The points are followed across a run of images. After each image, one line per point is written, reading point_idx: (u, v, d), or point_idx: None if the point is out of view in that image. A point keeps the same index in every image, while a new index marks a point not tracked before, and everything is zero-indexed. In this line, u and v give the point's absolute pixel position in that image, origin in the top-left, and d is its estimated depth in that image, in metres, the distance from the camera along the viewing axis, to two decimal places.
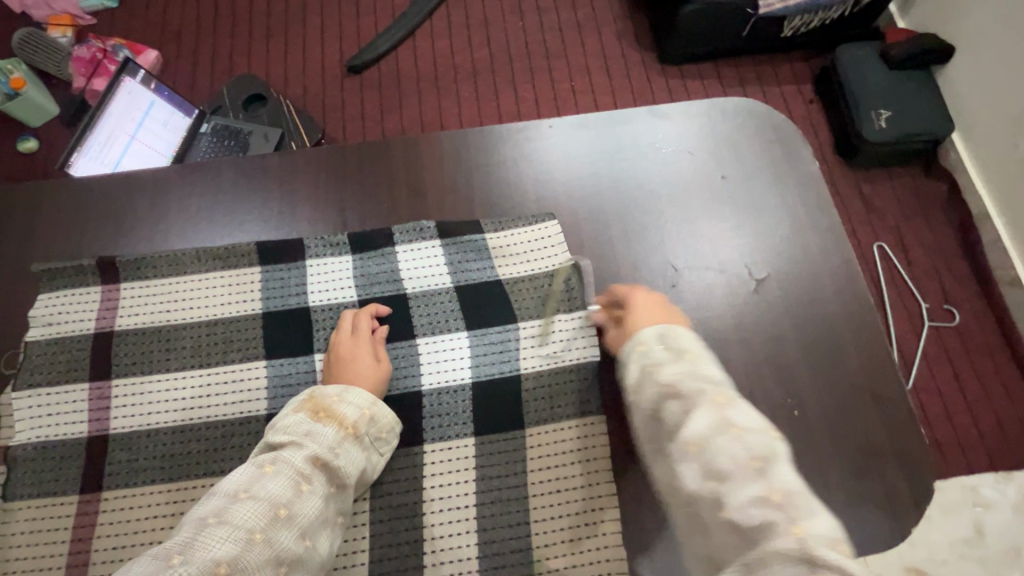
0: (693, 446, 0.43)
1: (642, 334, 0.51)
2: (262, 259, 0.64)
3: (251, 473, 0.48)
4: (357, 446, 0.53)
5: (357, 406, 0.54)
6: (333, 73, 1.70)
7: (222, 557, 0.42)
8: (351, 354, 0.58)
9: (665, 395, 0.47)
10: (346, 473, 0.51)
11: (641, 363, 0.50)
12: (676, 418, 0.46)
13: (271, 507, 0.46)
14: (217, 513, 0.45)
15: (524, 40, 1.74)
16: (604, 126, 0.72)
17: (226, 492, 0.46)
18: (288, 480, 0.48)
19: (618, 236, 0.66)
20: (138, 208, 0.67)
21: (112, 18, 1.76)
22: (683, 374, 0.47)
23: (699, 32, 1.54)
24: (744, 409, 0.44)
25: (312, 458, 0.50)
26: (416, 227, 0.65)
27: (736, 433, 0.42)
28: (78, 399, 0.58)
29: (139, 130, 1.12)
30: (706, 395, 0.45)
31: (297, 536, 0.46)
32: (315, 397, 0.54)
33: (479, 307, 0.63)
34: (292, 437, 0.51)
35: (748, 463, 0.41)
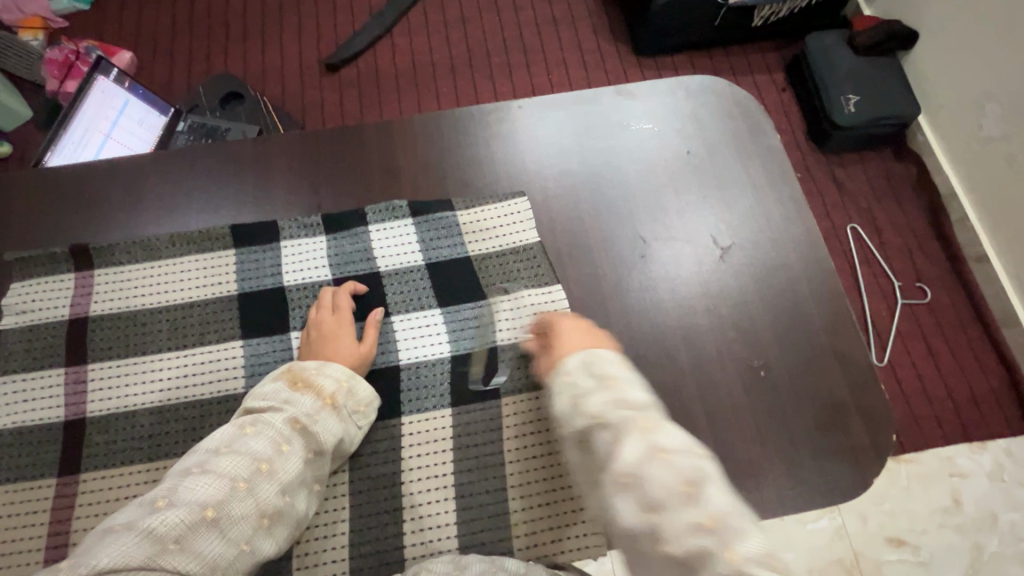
0: (627, 482, 0.40)
1: (567, 363, 0.49)
2: (237, 243, 0.64)
3: (233, 432, 0.49)
4: (334, 415, 0.53)
5: (335, 379, 0.55)
6: (311, 72, 1.70)
7: (204, 504, 0.44)
8: (333, 335, 0.58)
9: (595, 426, 0.44)
10: (323, 440, 0.52)
11: (565, 396, 0.47)
12: (608, 449, 0.42)
13: (253, 460, 0.47)
14: (202, 464, 0.46)
15: (500, 35, 1.75)
16: (573, 106, 0.73)
17: (210, 448, 0.48)
18: (269, 439, 0.49)
19: (587, 213, 0.67)
20: (111, 197, 0.67)
21: (85, 21, 1.75)
22: (609, 403, 0.44)
23: (671, 23, 1.57)
24: (669, 432, 0.41)
25: (291, 421, 0.51)
26: (389, 207, 0.66)
27: (665, 458, 0.40)
28: (54, 384, 0.58)
29: (114, 129, 1.13)
30: (632, 423, 0.42)
31: (277, 490, 0.48)
32: (296, 369, 0.55)
33: (452, 283, 0.64)
34: (272, 402, 0.52)
35: (681, 491, 0.38)
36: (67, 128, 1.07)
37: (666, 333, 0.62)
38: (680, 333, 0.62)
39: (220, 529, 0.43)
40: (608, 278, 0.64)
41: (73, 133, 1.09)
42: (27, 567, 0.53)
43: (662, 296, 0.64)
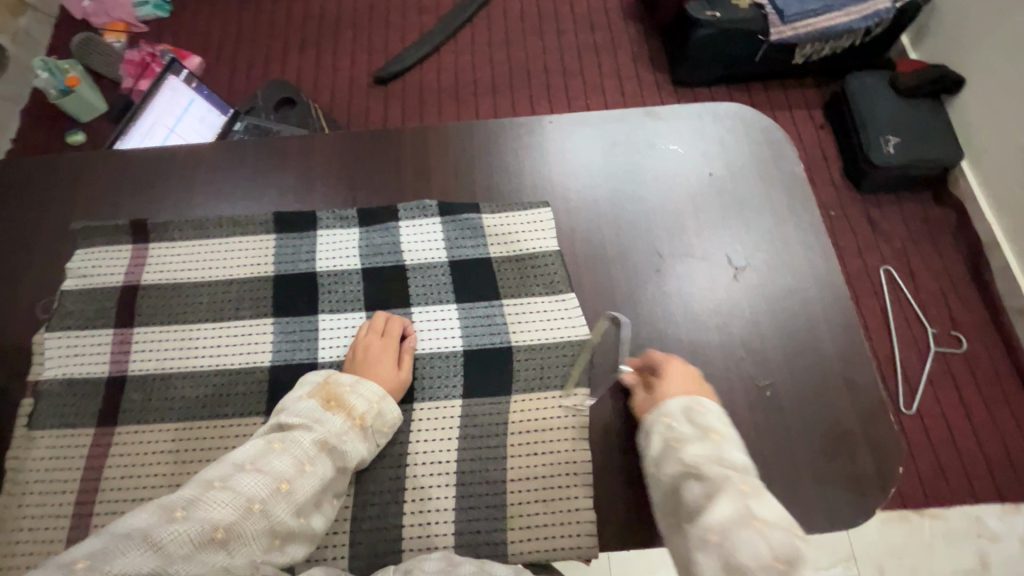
0: (712, 536, 0.42)
1: (667, 407, 0.53)
2: (278, 229, 0.69)
3: (261, 446, 0.52)
4: (363, 435, 0.56)
5: (369, 401, 0.57)
6: (361, 82, 1.83)
7: (251, 502, 0.47)
8: (376, 359, 0.59)
9: (687, 475, 0.47)
10: (349, 458, 0.54)
11: (655, 452, 0.51)
12: (697, 502, 0.45)
13: (298, 461, 0.51)
14: (253, 462, 0.50)
15: (542, 59, 1.86)
16: (603, 124, 0.76)
17: (236, 462, 0.50)
18: (294, 458, 0.51)
19: (608, 225, 0.70)
20: (170, 179, 0.74)
21: (163, 28, 1.93)
22: (707, 457, 0.48)
23: (711, 56, 1.61)
24: (767, 502, 0.43)
25: (319, 442, 0.53)
26: (420, 206, 0.69)
27: (758, 526, 0.41)
28: (102, 343, 0.64)
29: (178, 125, 1.24)
30: (731, 483, 0.45)
31: (292, 511, 0.49)
32: (331, 387, 0.57)
33: (473, 281, 0.66)
34: (303, 416, 0.54)
35: (770, 564, 0.39)
36: (137, 122, 1.20)
37: (673, 346, 0.63)
38: (689, 348, 0.63)
39: (229, 549, 0.44)
40: (623, 288, 0.66)
41: (143, 123, 1.22)
42: (59, 507, 0.57)
43: (674, 309, 0.65)
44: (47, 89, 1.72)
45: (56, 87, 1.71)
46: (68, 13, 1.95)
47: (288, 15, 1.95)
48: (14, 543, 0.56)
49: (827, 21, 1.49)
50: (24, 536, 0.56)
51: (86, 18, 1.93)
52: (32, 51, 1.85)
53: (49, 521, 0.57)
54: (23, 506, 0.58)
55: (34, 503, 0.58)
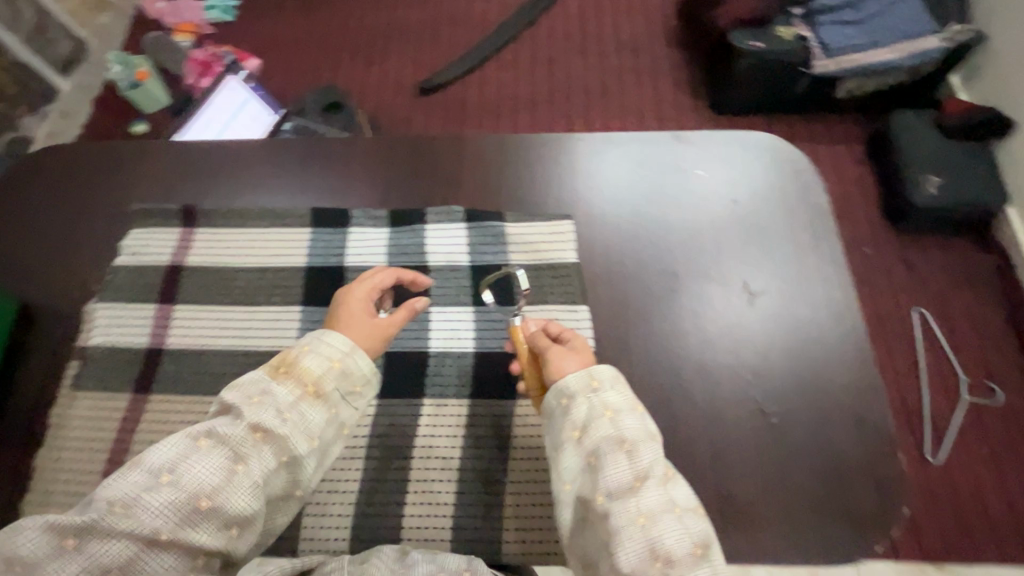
0: (641, 519, 0.46)
1: (599, 373, 0.54)
2: (313, 223, 0.73)
3: (185, 446, 0.48)
4: (319, 405, 0.53)
5: (328, 359, 0.55)
6: (406, 92, 1.92)
7: (162, 525, 0.44)
8: (350, 319, 0.59)
9: (615, 450, 0.50)
10: (292, 444, 0.51)
11: (569, 421, 0.52)
12: (626, 483, 0.48)
13: (228, 460, 0.48)
14: (171, 471, 0.46)
15: (582, 79, 1.92)
16: (631, 143, 0.78)
17: (151, 472, 0.46)
18: (219, 463, 0.47)
19: (627, 241, 0.71)
20: (220, 170, 0.79)
21: (227, 31, 2.09)
22: (633, 432, 0.51)
23: (751, 85, 1.62)
24: (683, 489, 0.49)
25: (252, 431, 0.49)
26: (447, 211, 0.72)
27: (678, 513, 0.47)
28: (145, 316, 0.69)
29: (231, 121, 1.38)
30: (658, 470, 0.49)
31: (218, 525, 0.46)
32: (286, 354, 0.55)
33: (491, 287, 0.68)
34: (240, 398, 0.51)
35: (692, 549, 0.45)
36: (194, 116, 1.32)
37: (680, 364, 0.64)
38: (698, 368, 0.64)
39: None
40: (637, 304, 0.67)
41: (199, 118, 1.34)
42: (92, 463, 0.62)
43: (686, 329, 0.66)
44: (119, 82, 1.87)
45: (127, 80, 1.88)
46: (143, 12, 2.11)
47: (343, 26, 2.08)
48: (49, 498, 0.60)
49: (874, 56, 1.48)
50: (58, 492, 0.61)
51: (158, 18, 2.09)
52: (107, 43, 2.02)
53: (81, 475, 0.61)
54: (60, 459, 0.62)
55: (69, 458, 0.62)
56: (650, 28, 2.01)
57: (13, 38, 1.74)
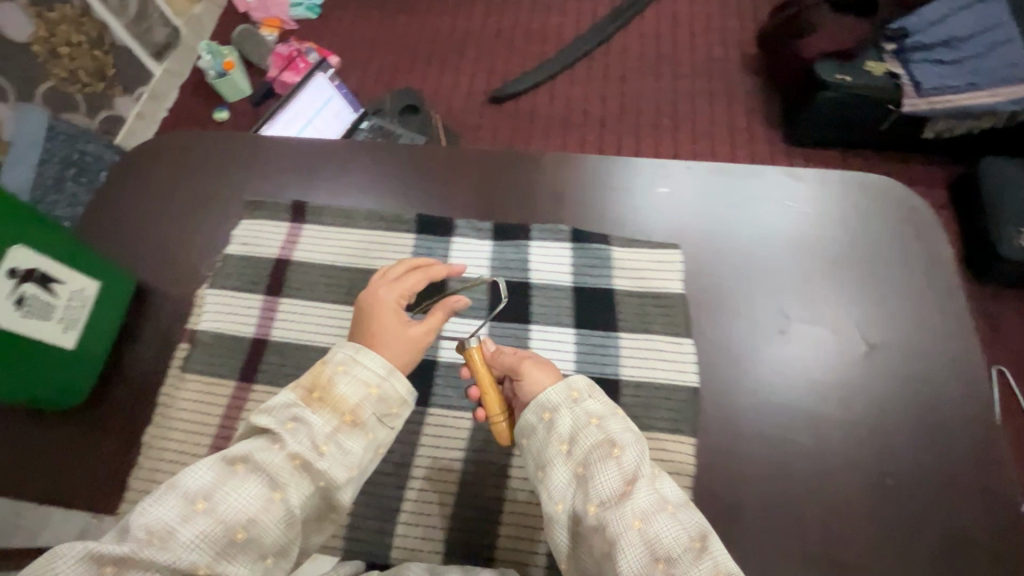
0: (637, 522, 0.47)
1: (575, 383, 0.55)
2: (419, 229, 0.74)
3: (220, 474, 0.49)
4: (356, 433, 0.53)
5: (364, 385, 0.54)
6: (477, 99, 1.96)
7: (200, 557, 0.45)
8: (388, 332, 0.58)
9: (598, 460, 0.51)
10: (330, 475, 0.51)
11: (553, 435, 0.54)
12: (616, 489, 0.50)
13: (265, 488, 0.49)
14: (206, 499, 0.47)
15: (654, 99, 1.91)
16: (737, 175, 0.74)
17: (189, 499, 0.47)
18: (255, 493, 0.48)
19: (733, 276, 0.69)
20: (327, 167, 0.80)
21: (310, 27, 2.17)
22: (613, 437, 0.52)
23: (834, 119, 1.60)
24: (672, 487, 0.51)
25: (291, 459, 0.50)
26: (553, 229, 0.71)
27: (671, 510, 0.49)
28: (253, 306, 0.71)
29: (315, 117, 1.43)
30: (647, 474, 0.50)
31: (252, 558, 0.47)
32: (317, 374, 0.54)
33: (593, 310, 0.67)
34: (273, 424, 0.52)
35: (690, 543, 0.47)
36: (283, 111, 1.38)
37: (784, 413, 0.62)
38: (805, 416, 0.61)
39: None
40: (742, 343, 0.65)
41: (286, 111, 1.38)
42: (198, 446, 0.64)
43: (793, 374, 0.63)
44: (207, 69, 1.96)
45: (215, 69, 1.96)
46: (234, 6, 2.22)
47: (420, 30, 2.13)
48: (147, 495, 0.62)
49: (967, 100, 1.43)
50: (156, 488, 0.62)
51: (247, 12, 2.19)
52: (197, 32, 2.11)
53: (187, 456, 0.64)
54: (166, 439, 0.64)
55: (176, 438, 0.64)
56: (726, 54, 1.97)
57: (121, 23, 1.82)
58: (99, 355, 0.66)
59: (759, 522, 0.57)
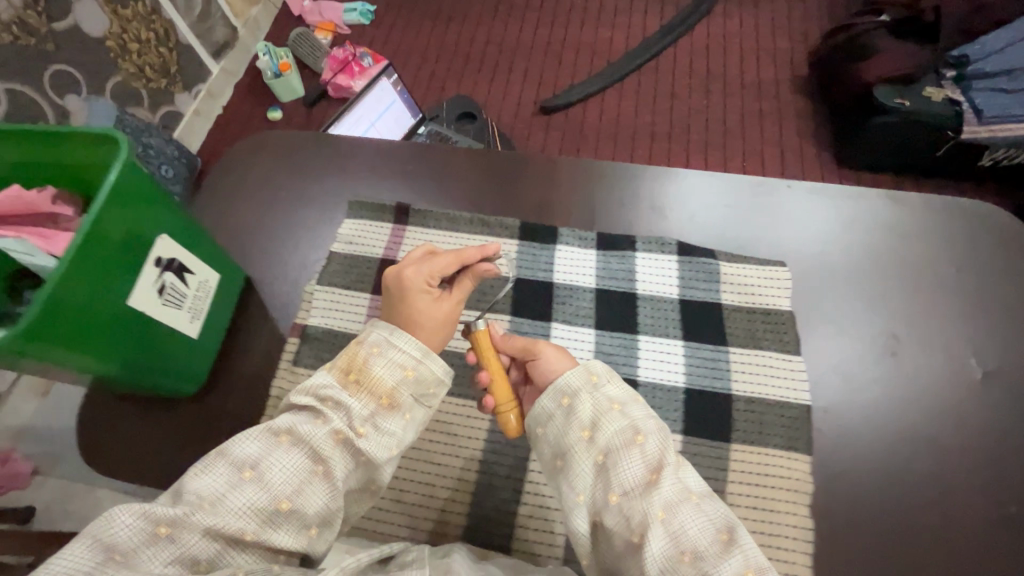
0: (662, 514, 0.49)
1: (595, 366, 0.57)
2: (521, 235, 0.75)
3: (266, 444, 0.52)
4: (395, 414, 0.55)
5: (401, 366, 0.56)
6: (526, 110, 1.98)
7: (246, 524, 0.48)
8: (422, 312, 0.60)
9: (621, 451, 0.53)
10: (370, 452, 0.54)
11: (575, 422, 0.56)
12: (641, 479, 0.52)
13: (308, 461, 0.52)
14: (253, 468, 0.50)
15: (706, 115, 1.91)
16: (840, 196, 0.75)
17: (236, 466, 0.50)
18: (297, 465, 0.51)
19: (841, 295, 0.69)
20: (427, 171, 0.82)
21: (362, 32, 2.20)
22: (632, 425, 0.54)
23: (889, 143, 1.60)
24: (695, 477, 0.53)
25: (335, 434, 0.53)
26: (659, 241, 0.72)
27: (696, 502, 0.51)
28: (360, 305, 0.73)
29: (377, 121, 1.46)
30: (672, 467, 0.52)
31: (297, 526, 0.51)
32: (353, 356, 0.56)
33: (702, 323, 0.68)
34: (316, 401, 0.54)
35: (717, 535, 0.49)
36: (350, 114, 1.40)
37: (899, 435, 0.61)
38: (922, 441, 0.61)
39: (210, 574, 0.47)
40: (853, 362, 0.65)
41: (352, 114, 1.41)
42: None
43: (907, 396, 0.63)
44: (263, 69, 1.97)
45: (271, 69, 1.98)
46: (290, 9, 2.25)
47: (471, 40, 2.15)
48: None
49: None
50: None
51: (302, 15, 2.22)
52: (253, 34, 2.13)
53: None
54: None
55: None
56: (776, 75, 1.95)
57: (187, 24, 1.84)
58: (222, 327, 0.70)
59: (887, 545, 0.56)
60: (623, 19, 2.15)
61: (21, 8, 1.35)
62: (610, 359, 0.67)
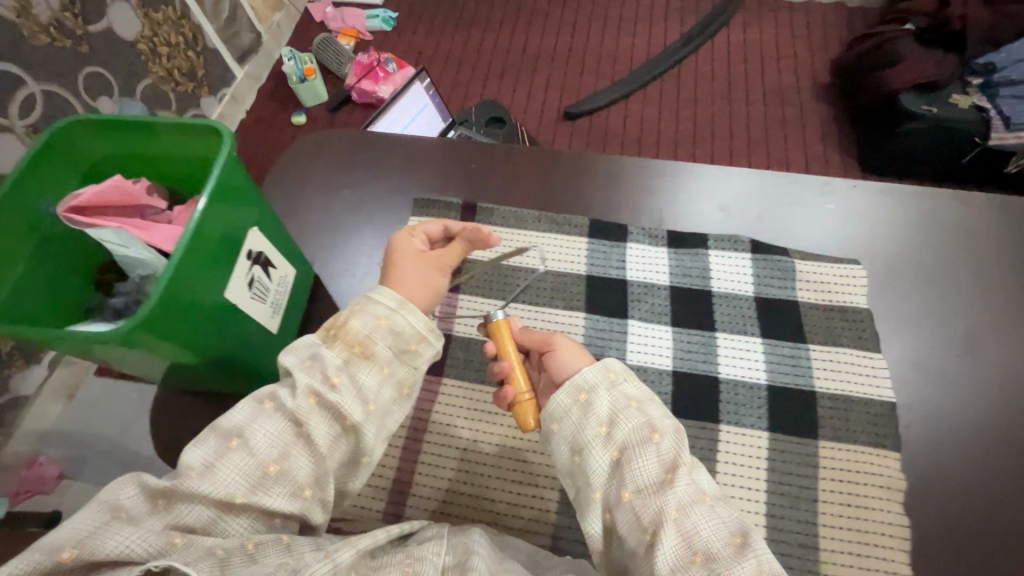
0: (675, 513, 0.49)
1: (613, 364, 0.57)
2: (591, 233, 0.75)
3: (250, 411, 0.52)
4: (372, 366, 0.55)
5: (375, 318, 0.56)
6: (550, 116, 1.88)
7: (236, 489, 0.49)
8: (405, 262, 0.62)
9: (632, 449, 0.52)
10: (349, 416, 0.53)
11: (590, 417, 0.55)
12: (656, 478, 0.51)
13: (289, 427, 0.52)
14: (239, 436, 0.50)
15: (748, 122, 1.79)
16: (909, 198, 0.75)
17: (223, 433, 0.50)
18: (273, 433, 0.51)
19: (913, 293, 0.69)
20: (492, 169, 0.81)
21: (385, 37, 2.08)
22: (647, 423, 0.53)
23: (914, 149, 1.57)
24: (706, 479, 0.53)
25: (308, 394, 0.52)
26: (732, 239, 0.73)
27: (710, 504, 0.50)
28: None
29: (410, 123, 1.44)
30: (686, 467, 0.52)
31: (286, 494, 0.50)
32: (335, 315, 0.57)
33: (779, 320, 0.68)
34: (295, 363, 0.54)
35: (731, 538, 0.48)
36: (384, 116, 1.39)
37: (987, 432, 0.60)
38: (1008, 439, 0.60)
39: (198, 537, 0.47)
40: (930, 360, 0.65)
41: (386, 117, 1.39)
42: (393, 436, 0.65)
43: (988, 394, 0.63)
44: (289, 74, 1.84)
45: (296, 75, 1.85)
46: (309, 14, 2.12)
47: (496, 43, 2.05)
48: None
49: None
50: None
51: (323, 20, 2.10)
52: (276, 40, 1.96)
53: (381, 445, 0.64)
54: None
55: None
56: (797, 82, 1.84)
57: (213, 27, 1.65)
58: (293, 330, 0.69)
59: (988, 545, 0.54)
60: (644, 27, 2.01)
61: (58, 9, 1.20)
62: (689, 356, 0.66)
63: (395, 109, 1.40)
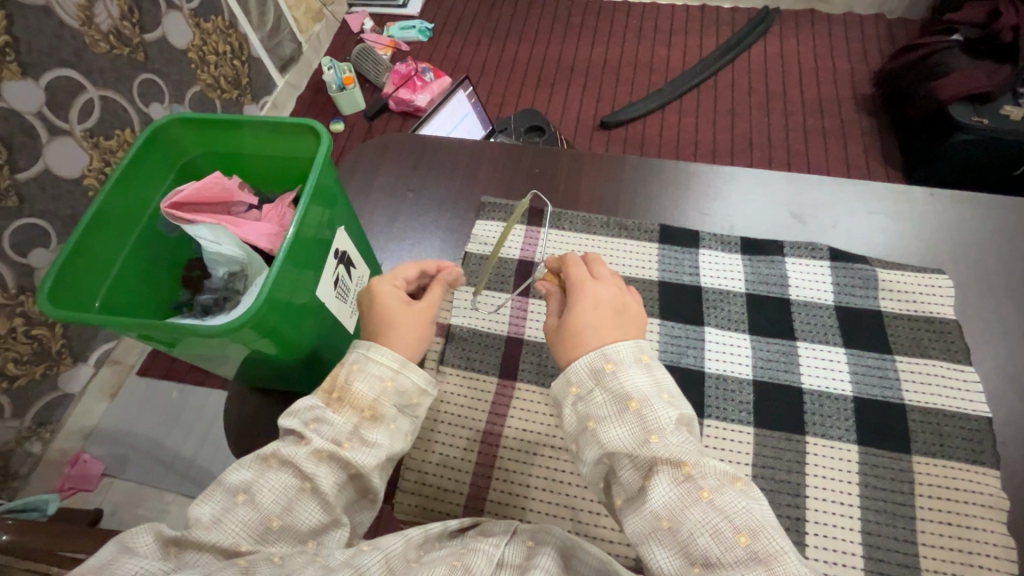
0: (665, 523, 0.44)
1: (615, 352, 0.50)
2: (661, 238, 0.74)
3: (257, 468, 0.50)
4: (379, 425, 0.52)
5: (380, 380, 0.53)
6: (586, 125, 1.85)
7: (240, 539, 0.47)
8: (394, 315, 0.56)
9: (620, 456, 0.47)
10: (357, 464, 0.50)
11: (618, 393, 0.48)
12: (636, 486, 0.47)
13: (296, 479, 0.49)
14: (246, 491, 0.48)
15: (789, 132, 1.74)
16: (987, 206, 0.73)
17: (230, 489, 0.49)
18: (280, 487, 0.48)
19: (1005, 305, 0.67)
20: (555, 173, 0.81)
21: (420, 48, 2.06)
22: (627, 437, 0.47)
23: (964, 161, 1.50)
24: (711, 467, 0.46)
25: (315, 454, 0.49)
26: (810, 247, 0.72)
27: (706, 498, 0.44)
28: (503, 306, 0.72)
29: (453, 131, 1.43)
30: (673, 467, 0.45)
31: (295, 540, 0.48)
32: (336, 374, 0.53)
33: (862, 331, 0.66)
34: (298, 424, 0.51)
35: (733, 538, 0.43)
36: (428, 122, 1.37)
37: None
38: None
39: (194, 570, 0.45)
40: None
41: (429, 125, 1.38)
42: (466, 441, 0.64)
43: None
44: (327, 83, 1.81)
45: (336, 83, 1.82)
46: (347, 25, 2.11)
47: (530, 53, 2.03)
48: (425, 481, 0.62)
49: None
50: (431, 476, 0.62)
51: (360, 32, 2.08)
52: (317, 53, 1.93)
53: (454, 452, 0.63)
54: (434, 432, 0.64)
55: (445, 433, 0.64)
56: (836, 92, 1.79)
57: (258, 37, 1.63)
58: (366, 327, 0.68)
59: None
60: (679, 38, 2.00)
61: (118, 18, 1.17)
62: (770, 365, 0.64)
63: (439, 115, 1.38)
